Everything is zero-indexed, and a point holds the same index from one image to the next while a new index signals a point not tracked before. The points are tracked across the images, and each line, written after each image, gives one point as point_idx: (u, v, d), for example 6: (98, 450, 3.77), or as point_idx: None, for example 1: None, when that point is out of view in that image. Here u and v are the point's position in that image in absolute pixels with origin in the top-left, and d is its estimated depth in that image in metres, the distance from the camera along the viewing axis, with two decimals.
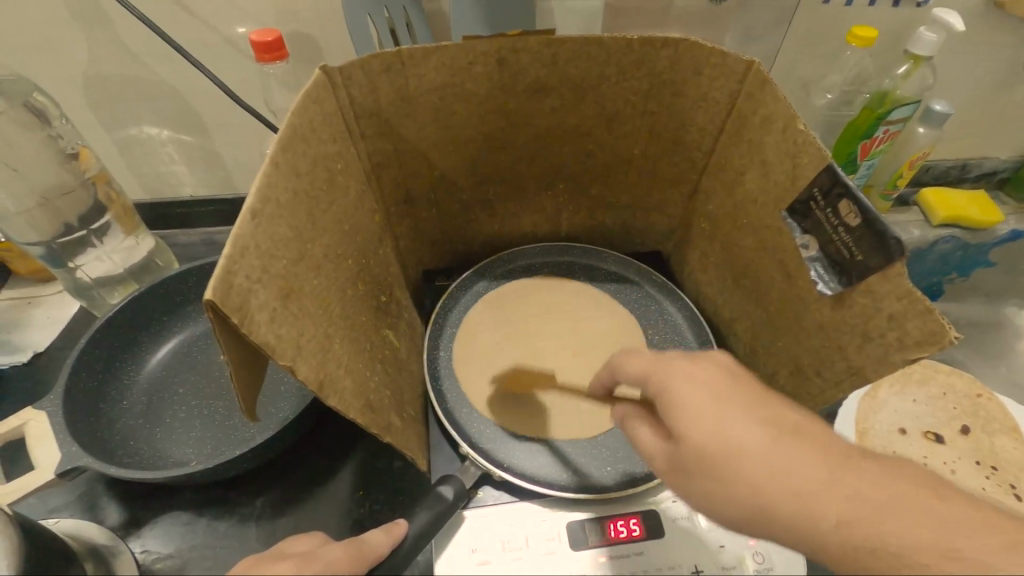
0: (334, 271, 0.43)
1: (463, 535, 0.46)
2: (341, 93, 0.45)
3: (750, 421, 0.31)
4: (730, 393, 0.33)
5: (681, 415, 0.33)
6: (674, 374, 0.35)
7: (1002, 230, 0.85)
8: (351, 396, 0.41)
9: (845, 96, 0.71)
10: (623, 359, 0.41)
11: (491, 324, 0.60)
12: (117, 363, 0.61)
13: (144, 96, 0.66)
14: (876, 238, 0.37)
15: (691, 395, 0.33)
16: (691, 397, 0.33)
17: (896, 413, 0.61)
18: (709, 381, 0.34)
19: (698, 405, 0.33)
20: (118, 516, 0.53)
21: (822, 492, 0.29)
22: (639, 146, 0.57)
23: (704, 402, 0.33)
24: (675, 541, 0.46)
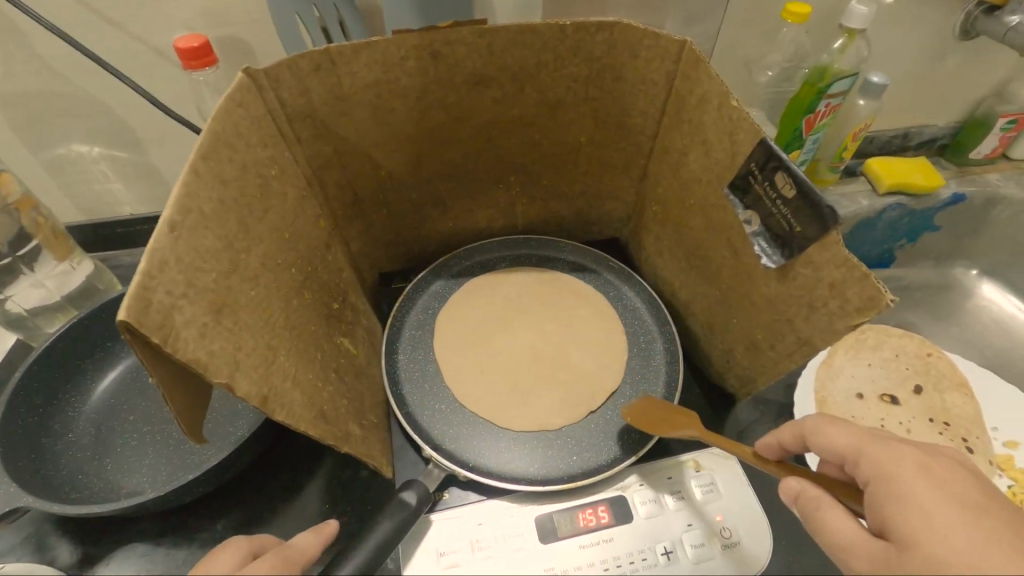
0: (275, 281, 0.42)
1: (431, 539, 0.45)
2: (269, 96, 0.44)
3: (949, 506, 0.36)
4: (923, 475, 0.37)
5: (901, 505, 0.36)
6: (888, 458, 0.38)
7: (944, 194, 0.88)
8: (301, 408, 0.40)
9: (785, 73, 0.72)
10: (814, 432, 0.43)
11: (450, 320, 0.59)
12: (59, 395, 0.58)
13: (69, 112, 0.63)
14: (812, 209, 0.37)
15: (918, 485, 0.37)
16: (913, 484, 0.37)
17: (853, 378, 0.63)
18: (911, 470, 0.37)
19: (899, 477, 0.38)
20: (70, 554, 0.50)
21: (960, 523, 0.35)
22: (585, 133, 0.57)
23: (910, 469, 0.37)
24: (644, 524, 0.46)
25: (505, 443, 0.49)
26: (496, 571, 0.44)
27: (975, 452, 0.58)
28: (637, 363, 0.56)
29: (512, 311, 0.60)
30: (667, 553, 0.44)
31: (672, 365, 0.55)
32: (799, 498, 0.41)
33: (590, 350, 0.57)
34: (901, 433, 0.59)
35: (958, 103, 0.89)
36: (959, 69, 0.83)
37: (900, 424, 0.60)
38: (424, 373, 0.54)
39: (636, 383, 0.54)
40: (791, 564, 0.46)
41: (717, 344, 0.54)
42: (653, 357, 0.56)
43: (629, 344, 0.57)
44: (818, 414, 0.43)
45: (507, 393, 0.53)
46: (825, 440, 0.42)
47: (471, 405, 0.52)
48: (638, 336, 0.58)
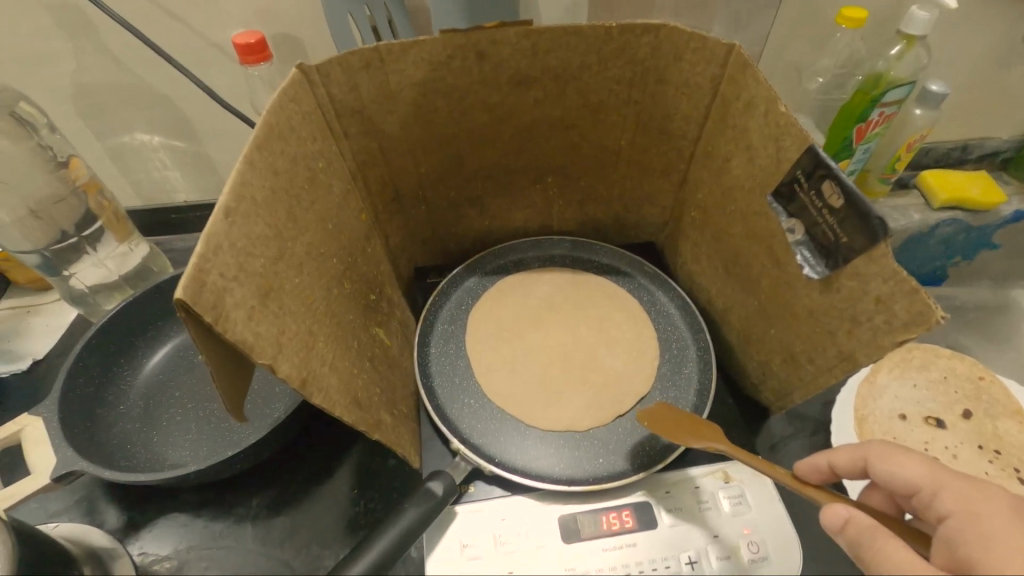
0: (318, 270, 0.43)
1: (454, 530, 0.46)
2: (320, 91, 0.46)
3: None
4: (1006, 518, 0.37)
5: (988, 547, 0.36)
6: (967, 496, 0.38)
7: (1006, 211, 0.83)
8: (337, 393, 0.41)
9: (837, 80, 0.70)
10: (879, 458, 0.42)
11: (482, 317, 0.59)
12: (113, 369, 0.61)
13: (135, 103, 0.67)
14: (860, 219, 0.36)
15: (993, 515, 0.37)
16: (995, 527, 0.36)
17: (896, 398, 0.60)
18: (996, 512, 0.37)
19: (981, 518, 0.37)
20: (117, 518, 0.53)
21: None
22: (625, 137, 0.57)
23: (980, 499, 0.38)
24: (669, 532, 0.45)
25: (531, 441, 0.50)
26: (517, 566, 0.44)
27: None
28: (669, 369, 0.55)
29: (544, 311, 0.60)
30: (692, 563, 0.44)
31: (705, 374, 0.54)
32: (848, 525, 0.38)
33: (620, 353, 0.56)
34: (946, 458, 0.56)
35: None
36: None
37: (946, 449, 0.57)
38: (454, 367, 0.55)
39: (666, 389, 0.53)
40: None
41: (752, 354, 0.53)
42: (685, 365, 0.55)
43: (662, 350, 0.57)
44: (884, 442, 0.43)
45: (536, 392, 0.53)
46: (895, 468, 0.41)
47: (500, 402, 0.52)
48: (671, 343, 0.57)
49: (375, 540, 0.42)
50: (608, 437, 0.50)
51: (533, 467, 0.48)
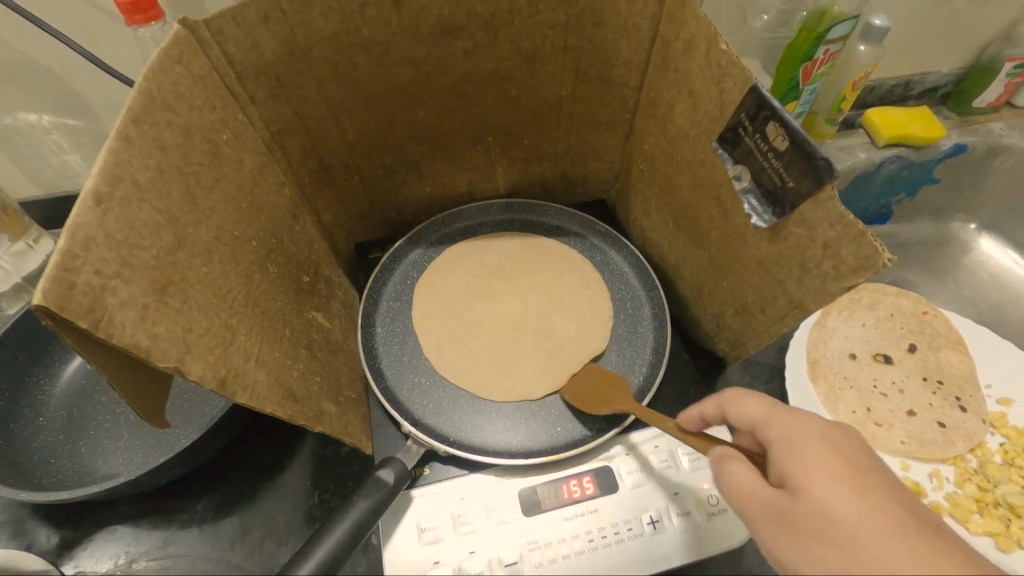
0: (232, 255, 0.39)
1: (412, 514, 0.44)
2: (214, 52, 0.40)
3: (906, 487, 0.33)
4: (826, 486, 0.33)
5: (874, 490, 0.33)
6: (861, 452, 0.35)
7: (946, 145, 0.85)
8: (266, 389, 0.38)
9: (782, 16, 0.68)
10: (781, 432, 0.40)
11: (429, 290, 0.56)
12: (26, 378, 0.56)
13: (11, 78, 0.58)
14: (805, 161, 0.34)
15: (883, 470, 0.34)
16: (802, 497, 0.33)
17: (846, 338, 0.61)
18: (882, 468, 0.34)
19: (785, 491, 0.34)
20: (46, 538, 0.49)
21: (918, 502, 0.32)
22: (567, 88, 0.53)
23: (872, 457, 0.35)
24: (631, 494, 0.44)
25: (487, 417, 0.48)
26: (478, 546, 0.42)
27: (968, 410, 0.57)
28: (624, 330, 0.54)
29: (494, 280, 0.57)
30: (653, 523, 0.43)
31: (660, 332, 0.53)
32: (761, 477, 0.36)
33: (574, 316, 0.55)
34: (894, 393, 0.58)
35: (963, 47, 0.85)
36: (967, 10, 0.79)
37: (893, 384, 0.58)
38: (402, 345, 0.52)
39: (623, 350, 0.52)
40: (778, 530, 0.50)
41: (705, 308, 0.52)
42: (641, 324, 0.54)
43: (617, 311, 0.55)
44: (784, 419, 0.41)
45: (488, 363, 0.51)
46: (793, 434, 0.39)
47: (451, 378, 0.50)
48: (626, 302, 0.56)
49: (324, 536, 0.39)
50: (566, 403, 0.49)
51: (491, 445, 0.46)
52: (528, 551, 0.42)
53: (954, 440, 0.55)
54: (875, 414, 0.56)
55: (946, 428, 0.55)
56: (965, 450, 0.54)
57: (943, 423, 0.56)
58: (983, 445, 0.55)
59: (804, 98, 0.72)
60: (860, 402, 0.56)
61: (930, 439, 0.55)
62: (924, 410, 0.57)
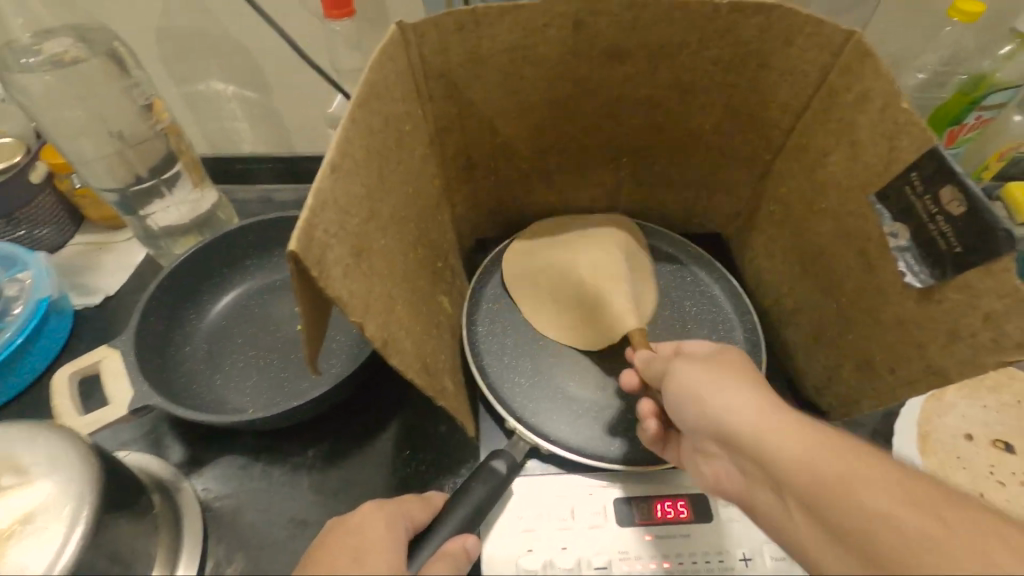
0: (399, 233, 0.44)
1: (512, 501, 0.46)
2: (413, 52, 0.45)
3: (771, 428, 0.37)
4: (775, 406, 0.36)
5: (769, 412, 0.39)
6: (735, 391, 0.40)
7: None
8: (410, 358, 0.41)
9: (937, 77, 0.65)
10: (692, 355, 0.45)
11: (528, 291, 0.59)
12: (181, 310, 0.63)
13: (213, 51, 0.67)
14: (980, 229, 0.34)
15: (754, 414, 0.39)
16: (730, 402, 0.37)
17: (963, 418, 0.58)
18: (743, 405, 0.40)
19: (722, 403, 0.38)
20: (181, 454, 0.56)
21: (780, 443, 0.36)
22: (712, 122, 0.54)
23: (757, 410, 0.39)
24: (725, 527, 0.44)
25: (577, 419, 0.50)
26: (571, 543, 0.44)
27: None
28: None
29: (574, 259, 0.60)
30: (745, 560, 0.43)
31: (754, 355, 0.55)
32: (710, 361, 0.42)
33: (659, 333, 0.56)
34: (1012, 485, 0.54)
35: None
36: None
37: (1012, 474, 0.55)
38: (502, 345, 0.55)
39: None
40: None
41: (820, 358, 0.52)
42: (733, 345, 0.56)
43: (706, 331, 0.57)
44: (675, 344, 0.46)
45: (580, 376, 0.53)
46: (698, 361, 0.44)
47: (544, 379, 0.53)
48: (719, 323, 0.58)
49: (445, 516, 0.42)
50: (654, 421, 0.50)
51: (585, 443, 0.48)
52: (617, 559, 0.43)
53: None
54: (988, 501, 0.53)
55: None
56: None
57: None
58: None
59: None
60: (972, 486, 0.53)
61: None
62: None
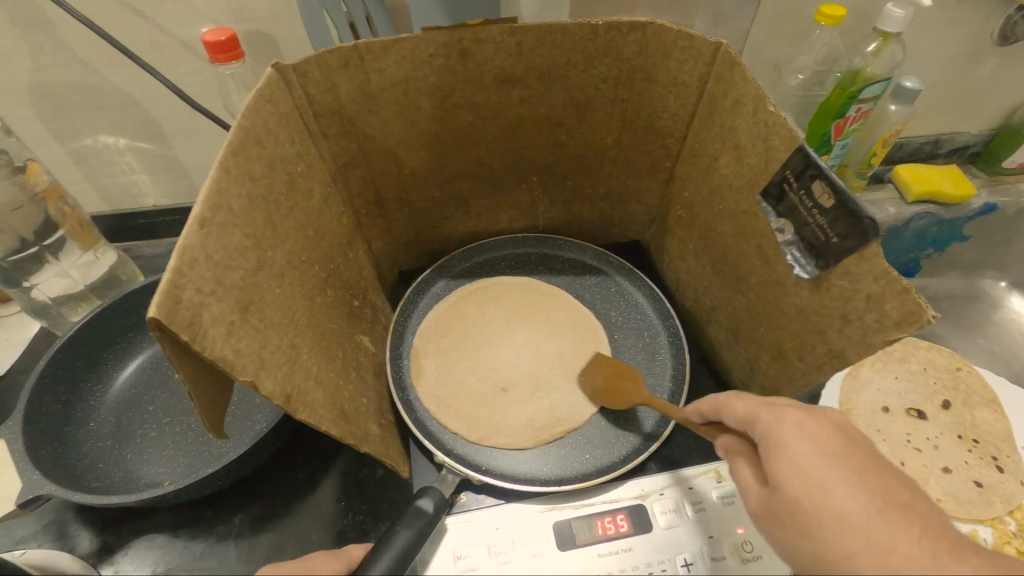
0: (300, 278, 0.42)
1: (449, 540, 0.44)
2: (298, 92, 0.44)
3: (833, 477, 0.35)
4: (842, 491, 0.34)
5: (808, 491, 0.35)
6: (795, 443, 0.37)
7: (974, 204, 0.88)
8: (323, 408, 0.39)
9: (817, 76, 0.71)
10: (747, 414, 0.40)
11: (456, 321, 0.59)
12: (81, 383, 0.58)
13: (96, 105, 0.63)
14: (851, 218, 0.36)
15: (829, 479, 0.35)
16: (836, 483, 0.34)
17: (879, 391, 0.61)
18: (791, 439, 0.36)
19: (816, 483, 0.34)
20: (90, 542, 0.51)
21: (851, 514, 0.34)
22: (612, 136, 0.56)
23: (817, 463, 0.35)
24: (665, 535, 0.44)
25: (513, 444, 0.50)
26: None
27: (1005, 471, 0.56)
28: (643, 359, 0.57)
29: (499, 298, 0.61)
30: (686, 565, 0.43)
31: (678, 359, 0.56)
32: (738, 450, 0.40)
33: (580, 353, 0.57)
34: (929, 449, 0.57)
35: (990, 111, 0.88)
36: (995, 77, 0.82)
37: (927, 439, 0.58)
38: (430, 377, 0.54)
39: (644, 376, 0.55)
40: None
41: (740, 352, 0.53)
42: (658, 352, 0.57)
43: (633, 340, 0.59)
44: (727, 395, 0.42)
45: (505, 402, 0.52)
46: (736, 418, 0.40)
47: (476, 406, 0.52)
48: (643, 331, 0.59)
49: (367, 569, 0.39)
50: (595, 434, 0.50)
51: (521, 469, 0.48)
52: None
53: (991, 500, 0.53)
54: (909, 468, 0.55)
55: (984, 487, 0.54)
56: (1004, 511, 0.53)
57: (980, 482, 0.55)
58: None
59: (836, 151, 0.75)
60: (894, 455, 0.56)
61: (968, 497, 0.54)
62: (960, 467, 0.56)
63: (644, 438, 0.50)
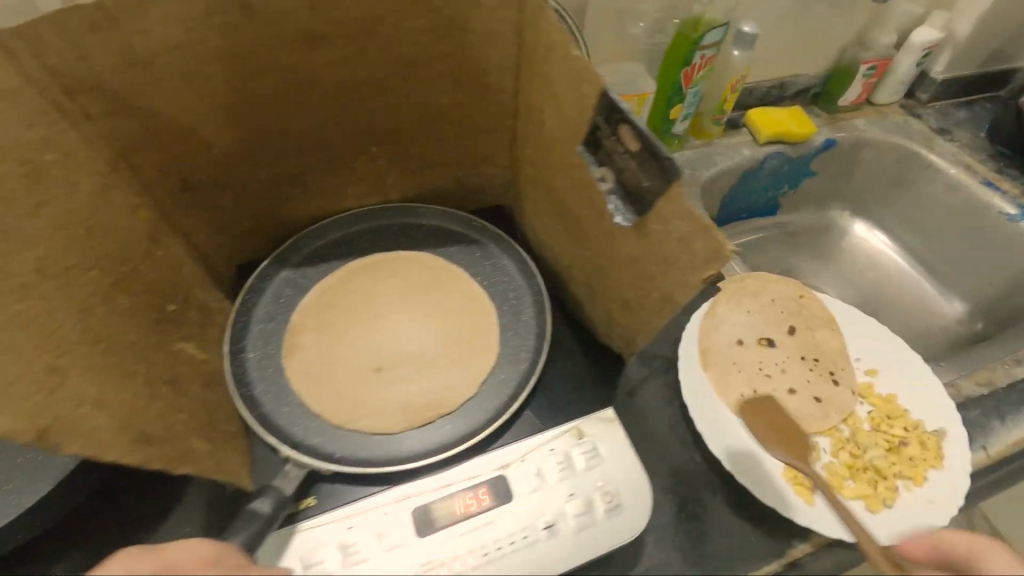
0: (61, 287, 0.35)
1: (296, 552, 0.40)
2: (30, 63, 0.36)
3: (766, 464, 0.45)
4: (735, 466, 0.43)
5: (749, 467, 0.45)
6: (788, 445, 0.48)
7: (816, 141, 0.94)
8: (110, 434, 0.34)
9: (660, 24, 0.75)
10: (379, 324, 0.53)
11: (309, 311, 0.54)
12: None
13: None
14: (656, 160, 0.36)
15: None
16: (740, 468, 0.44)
17: (733, 326, 0.64)
18: None
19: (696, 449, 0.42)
20: None
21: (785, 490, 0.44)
22: (448, 97, 0.52)
23: None
24: (528, 501, 0.44)
25: (372, 432, 0.46)
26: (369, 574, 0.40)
27: (840, 384, 0.61)
28: (507, 321, 0.55)
29: (372, 278, 0.57)
30: (549, 527, 0.43)
31: (541, 316, 0.55)
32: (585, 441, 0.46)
33: (438, 326, 0.54)
34: (777, 373, 0.61)
35: (823, 53, 0.95)
36: (827, 20, 0.89)
37: (776, 365, 0.62)
38: (276, 374, 0.49)
39: (508, 339, 0.53)
40: (697, 511, 0.50)
41: (597, 307, 0.53)
42: (523, 313, 0.55)
43: (500, 304, 0.56)
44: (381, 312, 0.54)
45: (373, 384, 0.49)
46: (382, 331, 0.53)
47: (329, 399, 0.48)
48: (507, 295, 0.57)
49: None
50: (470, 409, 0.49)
51: (382, 451, 0.46)
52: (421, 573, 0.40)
53: (828, 412, 0.59)
54: (761, 394, 0.59)
55: (822, 402, 0.59)
56: (838, 421, 0.58)
57: (819, 398, 0.60)
58: (853, 415, 0.59)
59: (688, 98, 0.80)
60: (747, 384, 0.60)
61: (808, 413, 0.58)
62: (803, 387, 0.60)
63: (506, 399, 0.49)
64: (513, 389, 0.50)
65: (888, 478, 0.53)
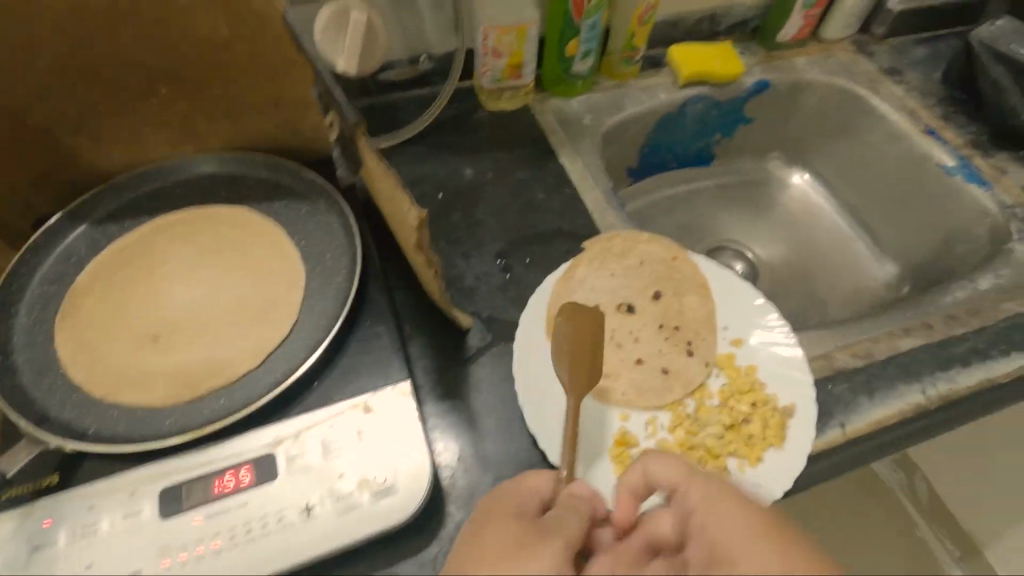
0: None
1: (26, 532, 0.38)
2: None
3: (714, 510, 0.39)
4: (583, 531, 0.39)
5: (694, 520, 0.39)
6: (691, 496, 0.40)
7: (748, 82, 0.84)
8: None
9: None
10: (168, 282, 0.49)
11: (97, 272, 0.49)
12: None
13: None
14: None
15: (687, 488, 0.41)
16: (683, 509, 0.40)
17: (591, 291, 0.60)
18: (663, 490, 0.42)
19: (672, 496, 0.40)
20: None
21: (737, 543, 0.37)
22: (224, 29, 0.46)
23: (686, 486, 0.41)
24: (291, 483, 0.41)
25: (139, 405, 0.43)
26: (96, 557, 0.38)
27: (695, 355, 0.56)
28: (317, 285, 0.50)
29: (178, 236, 0.52)
30: (307, 511, 0.40)
31: (351, 282, 0.50)
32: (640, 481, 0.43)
33: (238, 289, 0.50)
34: (628, 343, 0.57)
35: None
36: None
37: (629, 333, 0.58)
38: (43, 342, 0.45)
39: (312, 304, 0.49)
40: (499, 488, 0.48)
41: None
42: (337, 275, 0.50)
43: (314, 266, 0.51)
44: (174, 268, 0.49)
45: (151, 352, 0.46)
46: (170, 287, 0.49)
47: (102, 368, 0.45)
48: (321, 257, 0.51)
49: None
50: (250, 385, 0.44)
51: (141, 428, 0.42)
52: (153, 558, 0.38)
53: (673, 385, 0.54)
54: (604, 365, 0.55)
55: (668, 374, 0.55)
56: (683, 395, 0.54)
57: (667, 369, 0.55)
58: (703, 388, 0.55)
59: (586, 33, 0.72)
60: None
61: (652, 387, 0.54)
62: (652, 357, 0.56)
63: (291, 367, 0.45)
64: (301, 361, 0.46)
65: (718, 457, 0.50)
